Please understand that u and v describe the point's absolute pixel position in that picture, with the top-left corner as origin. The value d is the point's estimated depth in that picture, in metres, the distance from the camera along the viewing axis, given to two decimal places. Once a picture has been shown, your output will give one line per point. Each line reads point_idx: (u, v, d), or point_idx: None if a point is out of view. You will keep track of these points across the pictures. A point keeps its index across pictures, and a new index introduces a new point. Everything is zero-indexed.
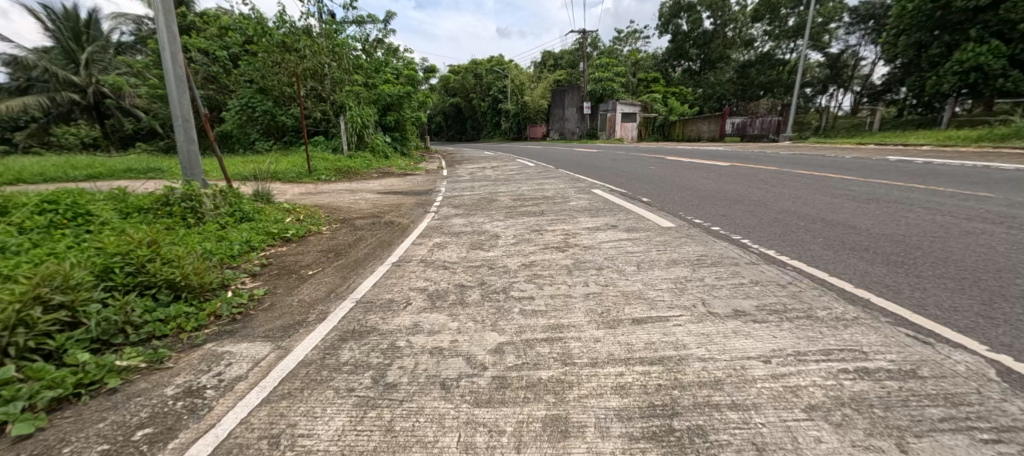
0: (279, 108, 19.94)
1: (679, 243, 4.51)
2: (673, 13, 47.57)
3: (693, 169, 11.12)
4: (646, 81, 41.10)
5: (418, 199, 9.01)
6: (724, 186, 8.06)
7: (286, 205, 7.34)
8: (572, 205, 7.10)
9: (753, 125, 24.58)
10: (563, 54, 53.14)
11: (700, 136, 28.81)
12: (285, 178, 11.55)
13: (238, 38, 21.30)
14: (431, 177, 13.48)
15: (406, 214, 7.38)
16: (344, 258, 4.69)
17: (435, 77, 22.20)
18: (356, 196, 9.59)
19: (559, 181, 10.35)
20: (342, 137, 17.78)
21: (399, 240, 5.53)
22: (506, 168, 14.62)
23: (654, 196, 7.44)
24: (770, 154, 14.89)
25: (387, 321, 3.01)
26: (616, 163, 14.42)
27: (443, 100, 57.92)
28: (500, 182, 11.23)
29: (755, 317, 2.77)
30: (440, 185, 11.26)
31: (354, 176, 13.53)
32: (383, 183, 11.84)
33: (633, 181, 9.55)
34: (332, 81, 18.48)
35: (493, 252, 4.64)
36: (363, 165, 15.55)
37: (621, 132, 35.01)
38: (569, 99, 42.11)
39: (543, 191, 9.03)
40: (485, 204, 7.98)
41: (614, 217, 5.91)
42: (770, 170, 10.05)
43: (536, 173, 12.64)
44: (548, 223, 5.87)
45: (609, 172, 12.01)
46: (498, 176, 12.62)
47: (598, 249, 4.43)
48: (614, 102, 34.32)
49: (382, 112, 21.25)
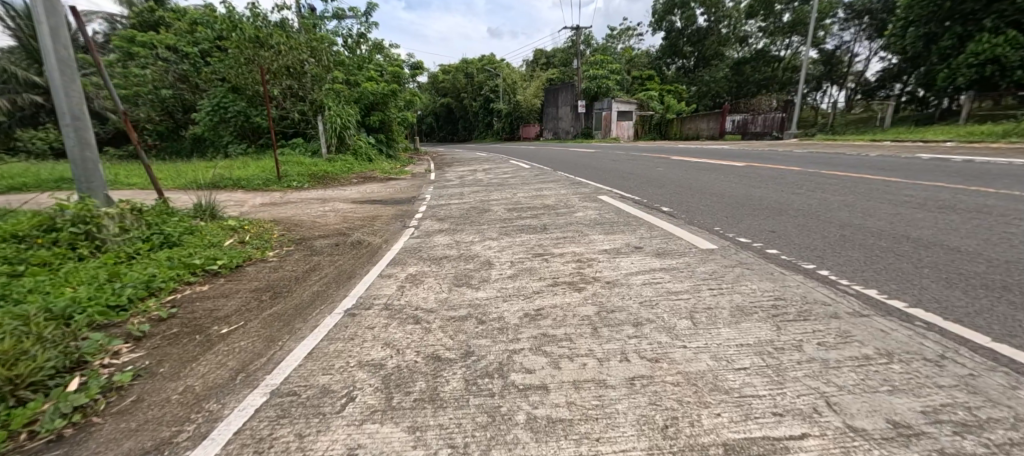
0: (254, 108, 18.73)
1: (735, 277, 3.32)
2: (667, 11, 46.70)
3: (706, 170, 9.98)
4: (641, 79, 40.16)
5: (398, 210, 7.76)
6: (750, 190, 6.94)
7: (232, 221, 6.18)
8: (579, 218, 5.92)
9: (754, 121, 23.36)
10: (555, 53, 52.12)
11: (699, 134, 27.72)
12: (251, 185, 10.29)
13: (209, 34, 20.06)
14: (418, 182, 12.25)
15: (379, 230, 6.16)
16: (277, 303, 3.51)
17: (422, 74, 20.87)
18: (328, 206, 8.34)
19: (559, 186, 9.16)
20: (320, 140, 16.17)
21: (363, 269, 4.32)
22: (499, 171, 13.45)
23: (671, 204, 6.33)
24: (784, 151, 13.74)
25: (303, 446, 1.80)
26: (617, 164, 13.30)
27: (433, 100, 56.78)
28: (493, 187, 10.05)
29: (940, 444, 1.58)
30: (425, 191, 10.06)
31: (330, 181, 12.28)
32: (363, 190, 10.58)
33: (642, 185, 8.43)
34: (314, 80, 17.48)
35: (484, 292, 3.42)
36: (342, 170, 14.09)
37: (617, 131, 33.93)
38: (562, 98, 41.08)
39: (541, 198, 7.86)
40: (476, 215, 6.76)
41: (635, 234, 4.74)
42: (797, 170, 8.90)
43: (531, 176, 11.47)
44: (552, 244, 4.68)
45: (611, 174, 10.90)
46: (490, 181, 11.46)
47: (627, 288, 3.23)
48: (609, 100, 33.27)
49: (365, 111, 19.59)
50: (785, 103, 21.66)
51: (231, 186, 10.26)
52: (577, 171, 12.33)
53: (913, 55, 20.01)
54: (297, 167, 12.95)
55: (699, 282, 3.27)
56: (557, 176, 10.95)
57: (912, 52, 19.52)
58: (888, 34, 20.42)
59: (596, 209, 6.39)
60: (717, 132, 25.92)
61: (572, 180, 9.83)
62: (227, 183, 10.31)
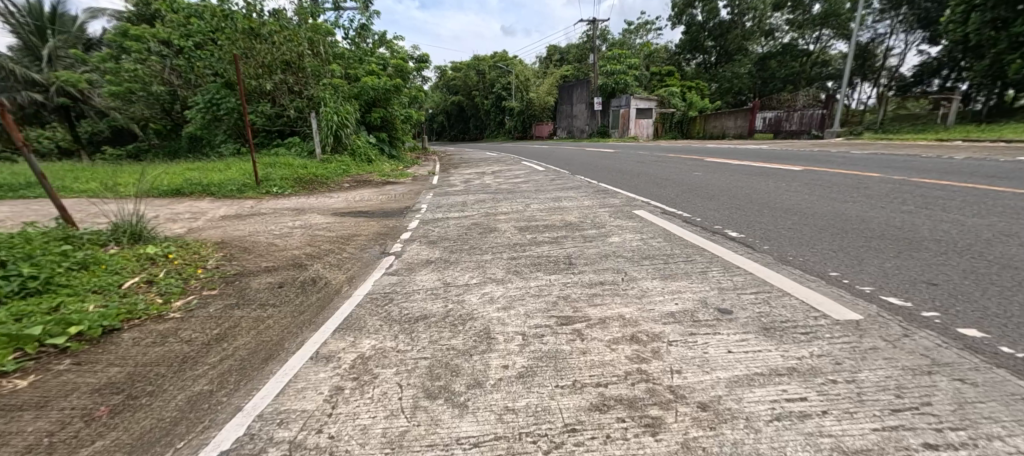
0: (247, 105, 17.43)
1: (954, 409, 1.71)
2: (687, 3, 44.57)
3: (759, 176, 8.28)
4: (661, 75, 38.17)
5: (383, 227, 6.20)
6: (839, 206, 5.27)
7: (157, 246, 4.70)
8: (617, 248, 4.31)
9: (788, 119, 21.33)
10: (569, 49, 50.36)
11: (725, 132, 25.76)
12: (222, 193, 8.79)
13: (202, 26, 18.33)
14: (417, 188, 10.71)
15: (349, 260, 4.62)
16: (109, 430, 2.00)
17: (427, 67, 19.35)
18: (301, 220, 6.81)
19: (581, 196, 7.52)
20: (314, 139, 14.38)
21: (293, 342, 2.78)
22: (509, 175, 11.85)
23: (740, 227, 4.68)
24: (839, 152, 11.89)
25: None
26: (646, 166, 11.60)
27: (445, 98, 55.53)
28: (503, 195, 8.48)
29: None
30: (423, 200, 8.56)
31: (319, 184, 10.83)
32: (352, 198, 9.07)
33: (688, 196, 6.77)
34: (313, 75, 16.66)
35: (473, 421, 1.87)
36: (333, 172, 12.58)
37: (636, 129, 32.04)
38: (577, 95, 39.37)
39: (561, 213, 6.25)
40: (477, 238, 5.19)
41: (711, 286, 3.12)
42: (879, 177, 7.15)
43: (546, 182, 9.87)
44: (584, 298, 3.10)
45: (642, 178, 9.24)
46: (498, 186, 9.92)
47: (750, 432, 1.66)
48: (627, 96, 31.45)
49: (365, 110, 17.57)
50: (827, 98, 19.50)
51: (199, 193, 8.81)
52: (599, 174, 10.69)
53: (973, 45, 17.92)
54: (290, 170, 11.55)
55: (890, 423, 1.67)
56: (578, 182, 9.31)
57: (974, 42, 17.44)
58: (944, 22, 18.36)
59: (637, 233, 4.79)
60: (747, 131, 23.96)
61: (598, 188, 8.19)
62: (194, 189, 8.82)
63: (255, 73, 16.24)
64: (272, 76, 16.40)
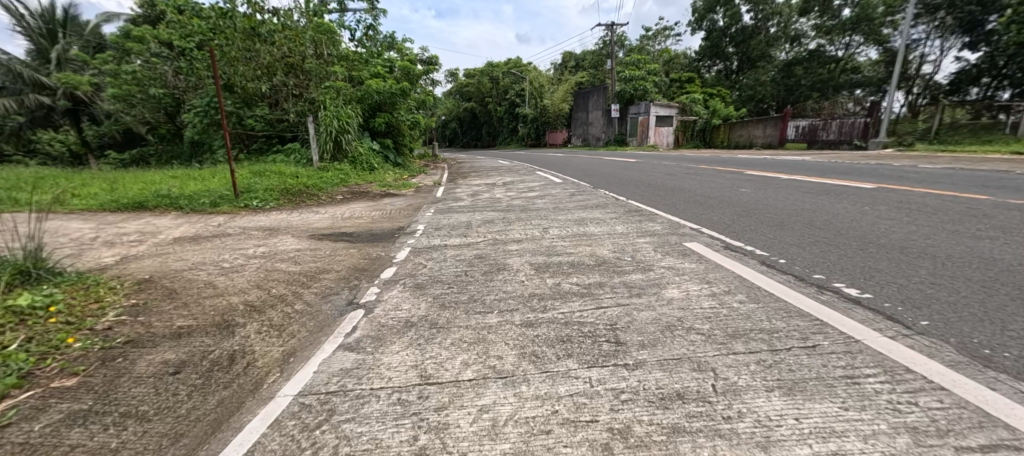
0: (245, 108, 16.39)
1: None
2: (708, 8, 43.10)
3: (826, 196, 6.82)
4: (681, 82, 36.66)
5: (363, 258, 4.91)
6: (978, 248, 3.83)
7: (38, 294, 3.43)
8: (687, 314, 2.90)
9: (825, 127, 19.67)
10: (585, 55, 49.18)
11: (752, 142, 24.10)
12: (191, 208, 7.54)
13: (203, 26, 17.30)
14: (419, 202, 9.40)
15: (300, 316, 3.30)
16: None
17: (436, 70, 18.19)
18: (267, 245, 5.53)
19: (613, 219, 6.12)
20: (311, 146, 13.12)
21: None
22: (522, 188, 10.46)
23: (855, 279, 3.29)
24: (900, 166, 10.36)
25: None
26: (677, 180, 10.23)
27: (458, 105, 54.70)
28: (516, 214, 7.13)
29: None
30: (420, 218, 7.24)
31: (308, 195, 9.58)
32: (340, 214, 7.82)
33: (749, 222, 5.40)
34: (314, 76, 15.59)
35: None
36: (327, 182, 11.36)
37: (655, 138, 30.51)
38: (593, 101, 38.01)
39: (590, 244, 4.85)
40: (479, 283, 3.82)
41: (891, 423, 1.72)
42: (986, 200, 5.71)
43: (565, 197, 8.51)
44: (658, 439, 1.73)
45: (681, 194, 7.87)
46: (511, 201, 8.56)
47: None
48: (647, 103, 29.99)
49: (368, 114, 16.32)
50: (871, 105, 17.84)
51: (164, 207, 7.57)
52: (625, 187, 9.39)
53: None
54: (281, 179, 10.36)
55: None
56: (605, 199, 7.90)
57: None
58: (1005, 24, 16.80)
59: (707, 285, 3.38)
60: (778, 140, 22.30)
61: (631, 208, 6.78)
62: (159, 202, 7.58)
63: (254, 74, 15.27)
64: (272, 79, 15.45)
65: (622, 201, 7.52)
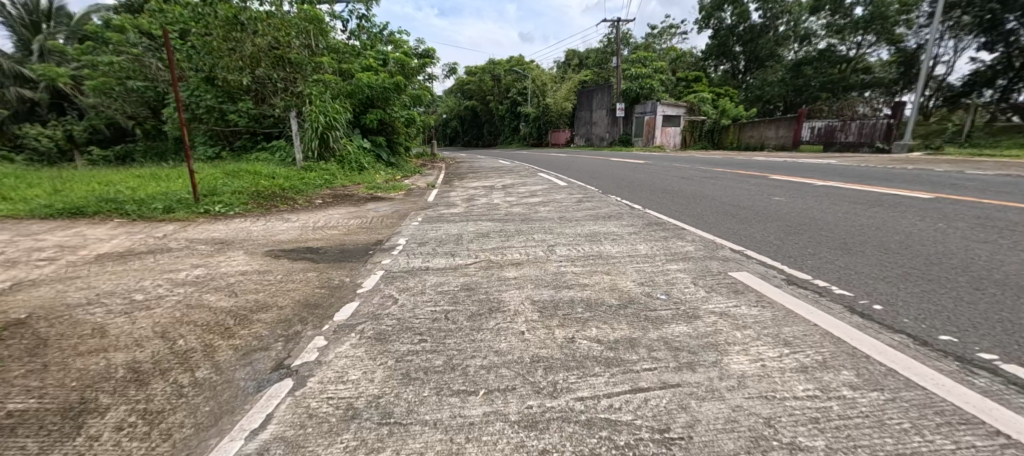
0: (228, 102, 15.35)
1: None
2: (716, 6, 41.98)
3: (881, 208, 5.79)
4: (687, 81, 35.49)
5: (321, 286, 3.86)
6: None
7: None
8: (778, 412, 1.85)
9: (844, 128, 18.60)
10: (589, 53, 48.06)
11: (764, 143, 23.03)
12: (139, 215, 6.49)
13: (184, 13, 16.06)
14: (407, 207, 8.34)
15: (196, 393, 2.26)
16: None
17: (433, 63, 17.13)
18: (208, 265, 4.49)
19: (632, 235, 5.07)
20: (294, 144, 12.00)
21: None
22: (523, 192, 9.42)
23: (1006, 346, 2.29)
24: (943, 171, 9.34)
25: None
26: (696, 184, 9.19)
27: (459, 103, 53.68)
28: (516, 225, 6.09)
29: None
30: (404, 229, 6.19)
31: (282, 197, 8.51)
32: (314, 223, 6.77)
33: (806, 243, 4.36)
34: (298, 67, 14.40)
35: None
36: (309, 183, 10.29)
37: (662, 138, 29.43)
38: (597, 100, 36.93)
39: (609, 273, 3.79)
40: (463, 335, 2.77)
41: None
42: None
43: (572, 205, 7.47)
44: None
45: (706, 203, 6.85)
46: (510, 209, 7.52)
47: None
48: (653, 102, 28.91)
49: (359, 110, 15.18)
50: (894, 105, 16.74)
51: (108, 213, 6.52)
52: (640, 193, 8.36)
53: None
54: (257, 179, 9.32)
55: None
56: (619, 208, 6.84)
57: None
58: None
59: (788, 350, 2.34)
60: (792, 142, 21.21)
61: (652, 221, 5.73)
62: (103, 208, 6.53)
63: (236, 66, 14.20)
64: (252, 71, 14.30)
65: (639, 211, 6.47)
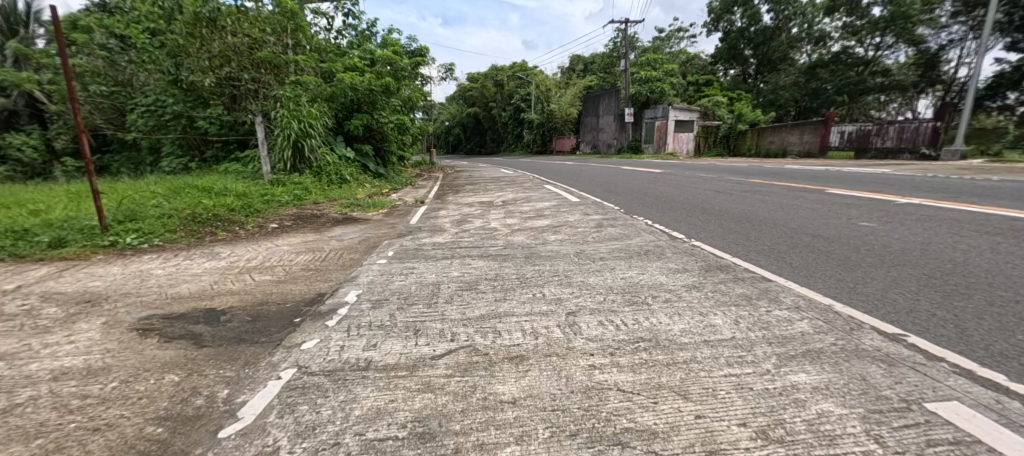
0: (197, 107, 13.73)
1: None
2: (726, 7, 40.31)
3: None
4: (698, 85, 33.77)
5: (164, 418, 2.15)
6: None
7: None
8: None
9: (880, 133, 16.83)
10: (594, 58, 46.58)
11: (787, 149, 20.88)
12: (7, 255, 4.91)
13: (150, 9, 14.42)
14: (381, 233, 6.60)
15: None
16: None
17: (427, 63, 15.44)
18: (17, 356, 2.81)
19: (698, 294, 3.28)
20: (260, 153, 10.28)
21: None
22: (527, 211, 7.70)
23: None
24: None
25: None
26: (739, 199, 7.50)
27: (461, 110, 52.37)
28: (518, 268, 4.34)
29: None
30: (361, 274, 4.45)
31: (225, 220, 6.80)
32: (246, 262, 5.01)
33: (1004, 321, 2.61)
34: (270, 65, 12.55)
35: None
36: (271, 201, 8.57)
37: (674, 145, 27.70)
38: (604, 105, 35.27)
39: (688, 396, 2.04)
40: None
41: None
42: None
43: (592, 232, 5.73)
44: None
45: (774, 230, 5.13)
46: (510, 237, 5.78)
47: None
48: (664, 106, 27.29)
49: (341, 115, 13.32)
50: (940, 107, 14.96)
51: None
52: (674, 213, 6.68)
53: None
54: (203, 197, 7.65)
55: None
56: (658, 240, 5.06)
57: None
58: None
59: None
60: (818, 148, 19.25)
61: (716, 265, 3.94)
62: None
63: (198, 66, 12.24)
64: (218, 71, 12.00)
65: (688, 246, 4.70)
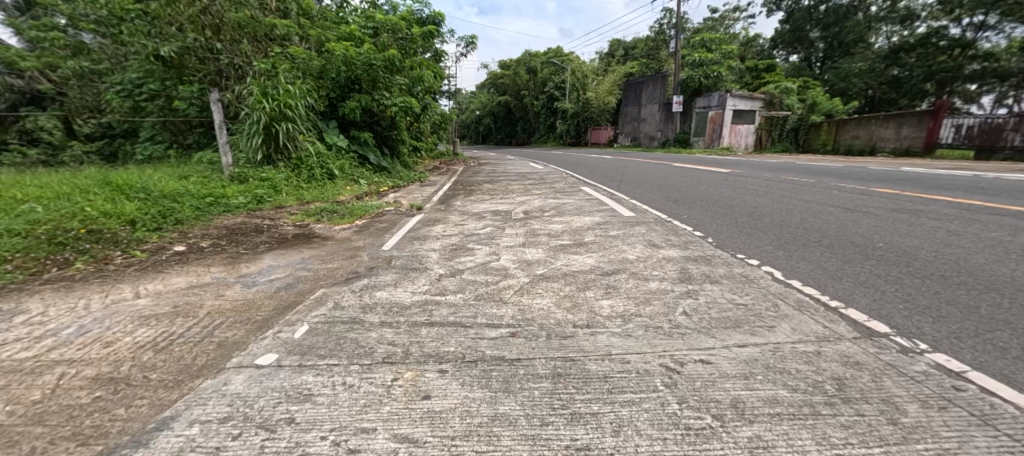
0: (173, 84, 11.66)
1: None
2: None
3: None
4: (757, 70, 29.88)
5: None
6: None
7: None
8: None
9: (1019, 127, 13.41)
10: (636, 43, 42.92)
11: (876, 145, 17.32)
12: None
13: None
14: (326, 269, 4.14)
15: None
16: None
17: (443, 33, 12.94)
18: None
19: None
20: (218, 141, 8.10)
21: None
22: (559, 234, 5.09)
23: None
24: None
25: None
26: (902, 228, 4.67)
27: (492, 98, 49.94)
28: (530, 433, 1.76)
29: None
30: (179, 417, 1.96)
31: (101, 240, 4.47)
32: (20, 350, 2.59)
33: None
34: (251, 34, 10.33)
35: None
36: (211, 208, 6.25)
37: (731, 138, 24.34)
38: (648, 92, 31.88)
39: None
40: None
41: None
42: None
43: (682, 296, 3.10)
44: None
45: None
46: (527, 298, 3.19)
47: None
48: (721, 93, 23.87)
49: (335, 96, 11.01)
50: None
51: None
52: (810, 255, 3.93)
53: None
54: (100, 201, 5.36)
55: None
56: (842, 344, 2.36)
57: None
58: None
59: None
60: (922, 145, 15.67)
61: None
62: None
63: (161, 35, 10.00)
64: (181, 38, 9.40)
65: (946, 384, 1.98)
